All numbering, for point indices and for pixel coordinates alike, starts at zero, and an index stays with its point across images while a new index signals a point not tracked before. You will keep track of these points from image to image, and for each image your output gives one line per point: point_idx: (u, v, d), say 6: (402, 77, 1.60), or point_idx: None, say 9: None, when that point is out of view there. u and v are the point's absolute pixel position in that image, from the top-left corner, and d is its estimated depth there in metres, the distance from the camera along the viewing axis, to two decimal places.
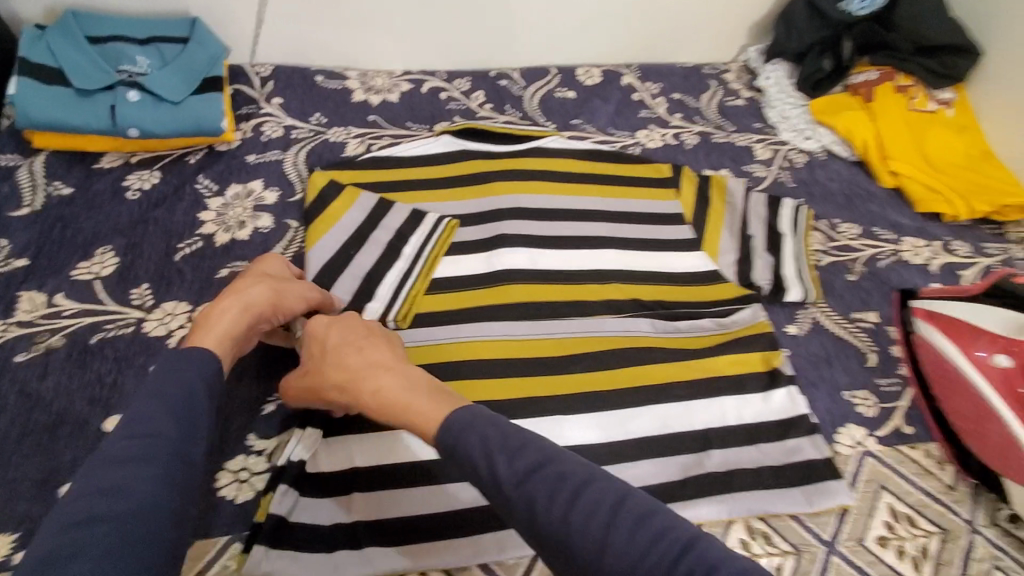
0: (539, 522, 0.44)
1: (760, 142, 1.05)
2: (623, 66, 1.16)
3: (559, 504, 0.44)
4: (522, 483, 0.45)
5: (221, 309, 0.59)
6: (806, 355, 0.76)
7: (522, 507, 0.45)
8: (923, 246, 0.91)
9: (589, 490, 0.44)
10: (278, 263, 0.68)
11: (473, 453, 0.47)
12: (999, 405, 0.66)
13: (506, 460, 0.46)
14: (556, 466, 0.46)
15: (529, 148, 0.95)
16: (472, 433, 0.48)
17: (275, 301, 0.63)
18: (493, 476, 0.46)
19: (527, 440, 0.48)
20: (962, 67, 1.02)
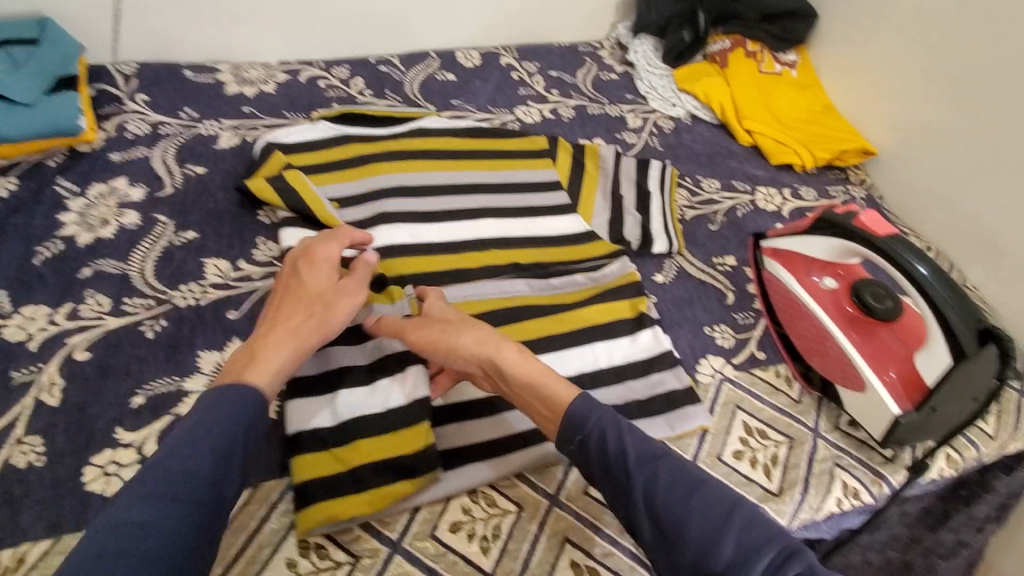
0: (658, 500, 0.50)
1: (631, 112, 1.13)
2: (501, 48, 1.21)
3: (679, 493, 0.50)
4: (648, 466, 0.52)
5: (271, 344, 0.57)
6: (671, 299, 0.83)
7: (641, 489, 0.51)
8: (775, 194, 1.01)
9: (707, 489, 0.51)
10: (320, 268, 0.66)
11: (605, 426, 0.54)
12: (832, 326, 0.74)
13: (632, 446, 0.53)
14: (675, 463, 0.53)
15: (408, 129, 0.97)
16: (602, 414, 0.55)
17: (328, 323, 0.62)
18: (622, 455, 0.53)
19: (652, 438, 0.55)
20: (800, 30, 1.13)
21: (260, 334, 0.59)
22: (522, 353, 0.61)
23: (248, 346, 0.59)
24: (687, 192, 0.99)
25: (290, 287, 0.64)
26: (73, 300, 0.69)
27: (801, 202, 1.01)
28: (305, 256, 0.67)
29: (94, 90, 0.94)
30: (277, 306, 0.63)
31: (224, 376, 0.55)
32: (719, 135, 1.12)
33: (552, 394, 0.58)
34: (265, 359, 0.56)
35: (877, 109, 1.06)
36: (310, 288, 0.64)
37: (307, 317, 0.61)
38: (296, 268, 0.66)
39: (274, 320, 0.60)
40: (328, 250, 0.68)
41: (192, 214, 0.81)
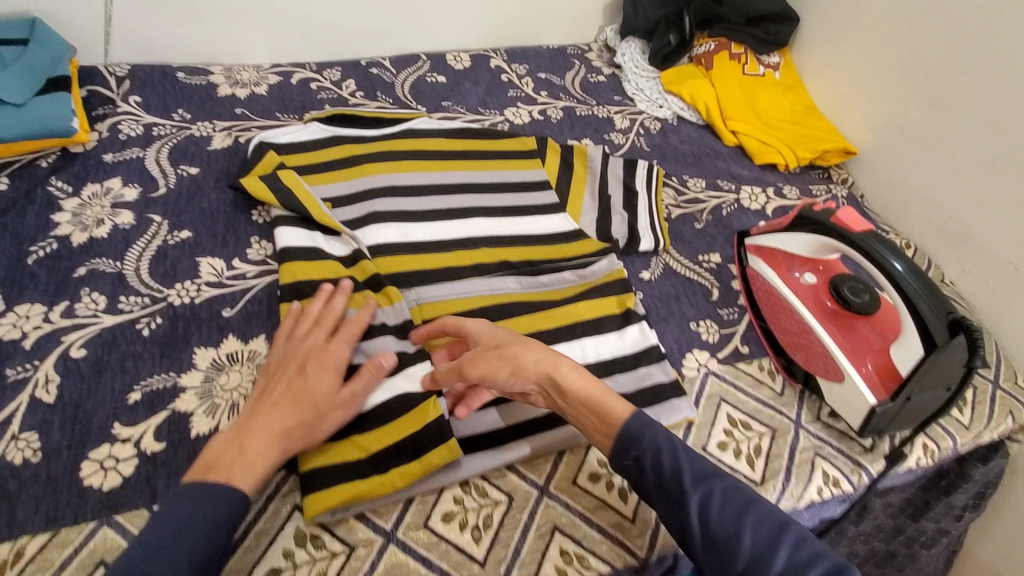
0: (712, 520, 0.53)
1: (619, 113, 1.16)
2: (490, 50, 1.23)
3: (732, 511, 0.54)
4: (705, 487, 0.55)
5: (259, 450, 0.56)
6: (657, 294, 0.86)
7: (695, 507, 0.54)
8: (759, 193, 1.04)
9: (759, 507, 0.54)
10: (329, 369, 0.62)
11: (660, 446, 0.57)
12: (813, 320, 0.77)
13: (688, 467, 0.56)
14: (726, 483, 0.56)
15: (399, 130, 0.99)
16: (657, 433, 0.58)
17: (315, 435, 0.59)
18: (680, 476, 0.56)
19: (704, 459, 0.58)
20: (783, 32, 1.16)
21: (252, 431, 0.57)
22: (578, 368, 0.62)
23: (236, 441, 0.57)
24: (673, 191, 1.02)
25: (294, 381, 0.61)
26: (68, 299, 0.70)
27: (784, 200, 1.03)
28: (318, 351, 0.63)
29: (86, 91, 0.94)
30: (273, 398, 0.60)
31: (210, 470, 0.55)
32: (704, 135, 1.14)
33: (610, 408, 0.60)
34: (249, 466, 0.55)
35: (856, 109, 1.09)
36: (310, 391, 0.60)
37: (298, 426, 0.58)
38: (306, 361, 0.62)
39: (267, 418, 0.58)
40: (340, 349, 0.64)
41: (186, 213, 0.82)
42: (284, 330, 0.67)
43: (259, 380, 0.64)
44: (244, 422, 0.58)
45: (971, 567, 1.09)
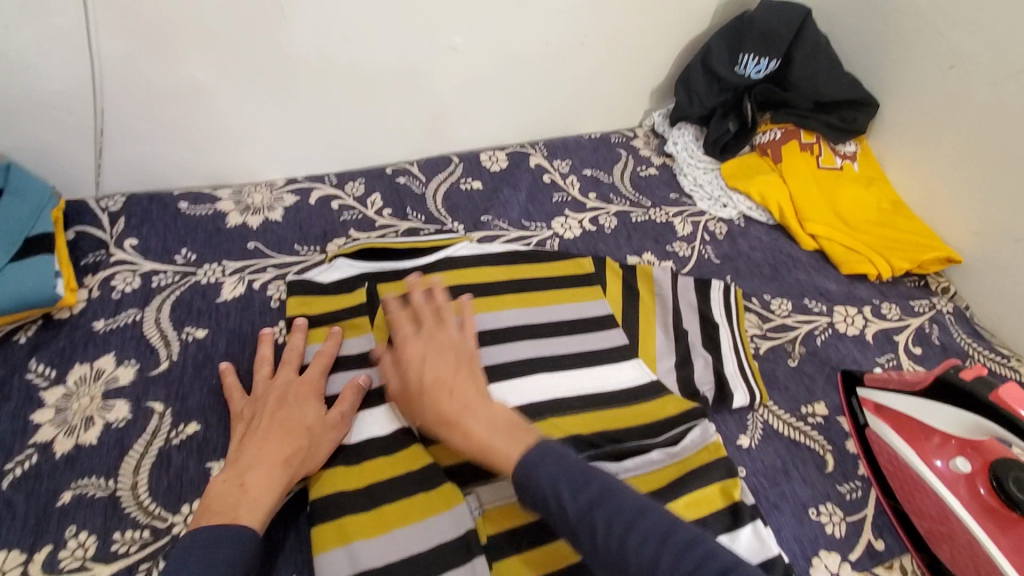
0: (599, 547, 0.51)
1: (678, 216, 1.02)
2: (527, 145, 1.10)
3: (616, 534, 0.51)
4: (586, 513, 0.52)
5: (261, 484, 0.57)
6: (761, 469, 0.71)
7: (583, 532, 0.52)
8: (854, 314, 0.90)
9: (645, 520, 0.51)
10: (310, 399, 0.65)
11: (542, 488, 0.54)
12: (960, 511, 0.64)
13: (571, 494, 0.53)
14: (613, 501, 0.53)
15: (437, 260, 0.85)
16: (552, 464, 0.55)
17: (312, 459, 0.61)
18: (562, 507, 0.53)
19: (592, 476, 0.54)
20: (860, 121, 1.02)
21: (248, 467, 0.58)
22: (462, 423, 0.59)
23: (234, 480, 0.57)
24: (756, 316, 0.88)
25: (277, 414, 0.63)
26: (47, 543, 0.56)
27: (885, 323, 0.89)
28: (296, 383, 0.67)
29: (74, 234, 0.81)
30: (260, 431, 0.61)
31: (215, 514, 0.54)
32: (777, 239, 1.01)
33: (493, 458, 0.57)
34: (255, 500, 0.56)
35: (955, 209, 0.95)
36: (298, 420, 0.62)
37: (296, 452, 0.60)
38: (286, 394, 0.65)
39: (261, 449, 0.59)
40: (314, 380, 0.67)
41: (192, 396, 0.68)
42: (236, 384, 0.67)
43: (235, 425, 0.64)
44: (235, 461, 0.59)
45: None
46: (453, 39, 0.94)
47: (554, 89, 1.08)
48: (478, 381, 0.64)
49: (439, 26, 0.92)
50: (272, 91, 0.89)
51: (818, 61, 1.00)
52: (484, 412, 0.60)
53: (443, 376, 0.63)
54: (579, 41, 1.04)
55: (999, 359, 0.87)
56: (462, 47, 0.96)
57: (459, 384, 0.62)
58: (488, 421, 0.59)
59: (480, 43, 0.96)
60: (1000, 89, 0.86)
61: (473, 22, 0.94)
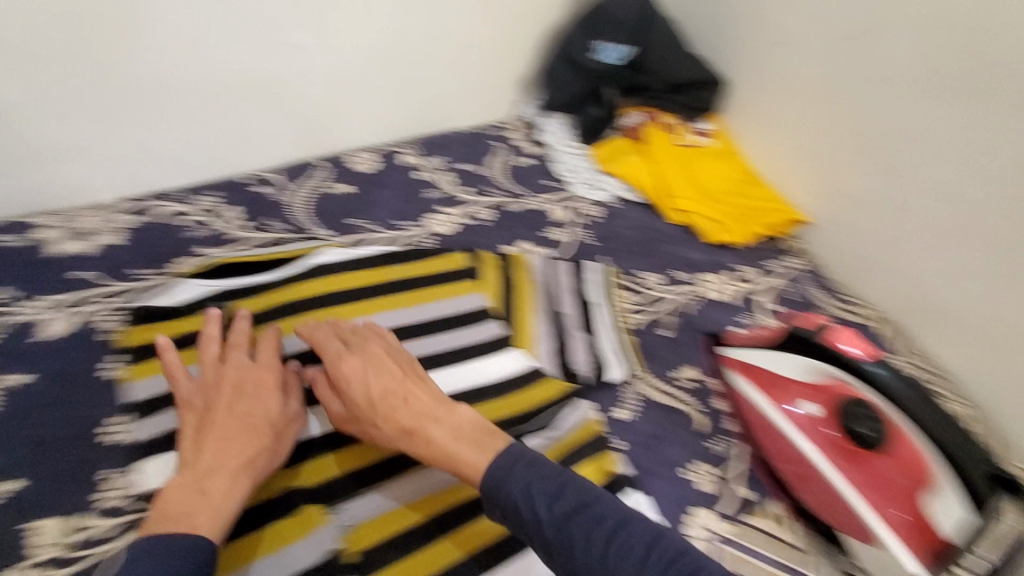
0: (577, 563, 0.47)
1: (553, 202, 1.03)
2: (397, 144, 1.07)
3: (597, 547, 0.47)
4: (564, 525, 0.48)
5: (224, 488, 0.52)
6: (637, 439, 0.73)
7: (559, 546, 0.48)
8: (718, 280, 0.95)
9: (626, 531, 0.48)
10: (268, 393, 0.61)
11: (516, 500, 0.49)
12: (812, 453, 0.68)
13: (547, 504, 0.49)
14: (592, 510, 0.49)
15: (299, 270, 0.81)
16: (525, 472, 0.51)
17: (275, 457, 0.58)
18: (537, 519, 0.48)
19: (569, 483, 0.50)
20: (706, 99, 1.09)
21: (209, 469, 0.53)
22: (424, 433, 0.56)
23: (193, 483, 0.52)
24: (631, 291, 0.90)
25: (234, 409, 0.58)
26: None
27: (748, 286, 0.95)
28: (252, 375, 0.62)
29: None
30: (219, 426, 0.56)
31: (174, 522, 0.49)
32: (650, 217, 1.04)
33: (461, 465, 0.54)
34: (219, 506, 0.51)
35: (800, 174, 1.02)
36: (257, 416, 0.58)
37: (259, 453, 0.56)
38: (241, 387, 0.60)
39: (224, 449, 0.54)
40: (271, 367, 0.63)
41: (5, 451, 0.60)
42: (174, 361, 0.64)
43: (185, 417, 0.60)
44: (194, 461, 0.54)
45: None
46: (299, 37, 0.91)
47: (419, 85, 1.07)
48: (430, 383, 0.60)
49: (281, 23, 0.89)
50: (92, 98, 0.81)
51: (664, 43, 1.06)
52: (444, 418, 0.57)
53: (391, 386, 0.58)
54: (438, 35, 1.04)
55: (848, 308, 0.96)
56: (310, 46, 0.93)
57: (411, 390, 0.58)
58: (450, 428, 0.56)
59: (331, 40, 0.94)
60: (822, 60, 0.95)
61: (319, 19, 0.91)
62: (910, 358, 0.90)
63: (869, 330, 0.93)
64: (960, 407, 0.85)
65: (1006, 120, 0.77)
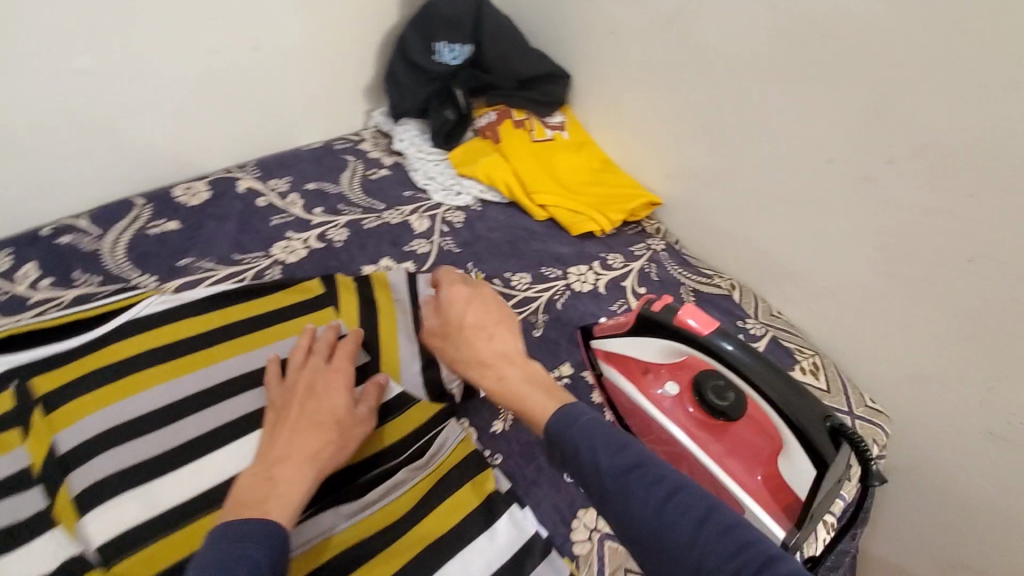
0: (633, 516, 0.49)
1: (414, 213, 0.99)
2: (234, 169, 0.98)
3: (656, 501, 0.49)
4: (623, 478, 0.50)
5: (291, 476, 0.58)
6: (517, 449, 0.72)
7: (615, 495, 0.50)
8: (586, 272, 0.96)
9: (682, 494, 0.49)
10: (338, 390, 0.65)
11: (580, 447, 0.52)
12: (679, 434, 0.70)
13: (609, 457, 0.51)
14: (652, 470, 0.51)
15: (117, 327, 0.72)
16: (589, 426, 0.54)
17: (342, 453, 0.62)
18: (597, 470, 0.51)
19: (630, 444, 0.52)
20: (556, 92, 1.08)
21: (279, 459, 0.59)
22: (506, 371, 0.62)
23: (269, 470, 0.58)
24: (499, 294, 0.89)
25: (306, 407, 0.64)
26: None
27: (612, 273, 0.97)
28: (323, 374, 0.67)
29: None
30: (291, 424, 0.62)
31: (246, 507, 0.55)
32: (513, 215, 1.03)
33: (529, 404, 0.59)
34: (285, 493, 0.56)
35: (651, 157, 1.05)
36: (324, 412, 0.63)
37: (325, 447, 0.61)
38: (313, 386, 0.66)
39: (294, 441, 0.60)
40: (342, 370, 0.68)
41: None
42: (275, 367, 0.70)
43: (267, 415, 0.66)
44: (268, 453, 0.60)
45: (873, 568, 1.07)
46: (80, 62, 0.81)
47: (243, 102, 0.98)
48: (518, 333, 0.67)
49: (53, 48, 0.79)
50: None
51: (504, 40, 1.03)
52: (520, 362, 0.63)
53: (486, 324, 0.67)
54: (254, 46, 0.95)
55: (705, 280, 1.00)
56: (96, 72, 0.83)
57: (497, 333, 0.66)
58: (524, 371, 0.62)
59: (117, 63, 0.84)
60: (654, 44, 0.96)
61: (98, 39, 0.81)
62: (765, 321, 0.96)
63: (724, 299, 0.98)
64: (806, 356, 0.92)
65: (807, 89, 0.82)
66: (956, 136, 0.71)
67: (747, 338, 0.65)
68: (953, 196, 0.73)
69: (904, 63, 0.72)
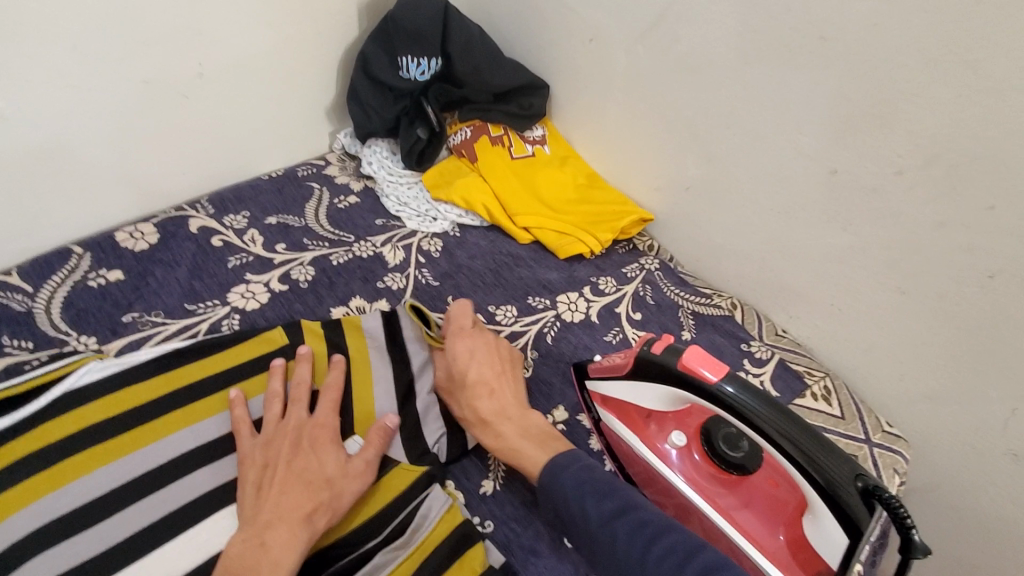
0: (618, 556, 0.51)
1: (386, 244, 0.91)
2: (186, 206, 0.90)
3: (640, 542, 0.51)
4: (607, 522, 0.53)
5: (283, 540, 0.54)
6: (509, 513, 0.65)
7: (603, 539, 0.53)
8: (576, 299, 0.88)
9: (667, 537, 0.51)
10: (327, 445, 0.62)
11: (566, 491, 0.57)
12: (686, 488, 0.63)
13: (595, 502, 0.55)
14: (638, 515, 0.54)
15: (51, 402, 0.63)
16: (577, 473, 0.58)
17: (337, 509, 0.58)
18: (584, 513, 0.55)
19: (618, 488, 0.56)
20: (537, 104, 1.00)
21: (269, 523, 0.55)
22: (509, 427, 0.65)
23: (256, 535, 0.55)
24: None
25: (293, 463, 0.60)
26: None
27: (604, 299, 0.89)
28: (309, 425, 0.63)
29: None
30: (277, 483, 0.58)
31: None
32: (495, 239, 0.96)
33: (525, 462, 0.62)
34: (277, 560, 0.53)
35: (639, 170, 0.98)
36: (315, 469, 0.59)
37: (317, 506, 0.57)
38: (300, 441, 0.62)
39: (282, 503, 0.56)
40: (327, 421, 0.64)
41: None
42: (244, 418, 0.64)
43: (244, 470, 0.61)
44: (254, 517, 0.56)
45: None
46: None
47: (189, 133, 0.90)
48: (514, 387, 0.69)
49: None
50: None
51: (474, 51, 0.96)
52: (515, 418, 0.66)
53: (486, 378, 0.69)
54: (196, 72, 0.86)
55: (703, 300, 0.93)
56: (12, 115, 0.74)
57: (496, 387, 0.68)
58: (519, 427, 0.65)
59: (38, 100, 0.75)
60: (636, 51, 0.89)
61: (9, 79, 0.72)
62: (770, 342, 0.90)
63: (726, 320, 0.91)
64: (817, 380, 0.86)
65: (801, 96, 0.75)
66: (972, 141, 0.64)
67: (750, 380, 0.58)
68: (970, 207, 0.66)
69: (910, 64, 0.65)
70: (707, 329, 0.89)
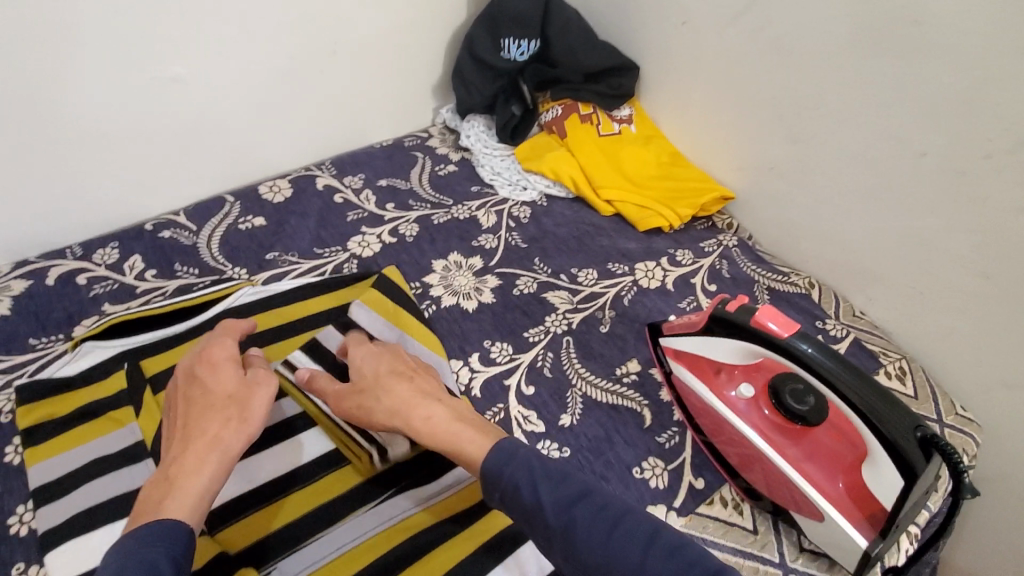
0: (581, 548, 0.47)
1: (481, 208, 1.01)
2: (314, 167, 1.04)
3: (601, 528, 0.47)
4: (567, 511, 0.48)
5: (192, 466, 0.51)
6: (586, 445, 0.73)
7: (560, 530, 0.48)
8: (654, 268, 0.94)
9: (627, 521, 0.47)
10: (224, 371, 0.59)
11: (517, 481, 0.50)
12: (754, 436, 0.68)
13: (546, 488, 0.49)
14: (594, 498, 0.49)
15: (216, 315, 0.77)
16: (523, 457, 0.51)
17: (247, 425, 0.55)
18: (537, 502, 0.49)
19: (571, 474, 0.51)
20: (626, 85, 1.06)
21: (174, 456, 0.52)
22: (432, 407, 0.58)
23: (164, 471, 0.51)
24: (566, 291, 0.90)
25: (194, 396, 0.57)
26: None
27: (681, 269, 0.95)
28: (206, 359, 0.60)
29: None
30: (184, 418, 0.55)
31: (147, 511, 0.48)
32: (579, 210, 1.03)
33: (463, 448, 0.55)
34: (186, 484, 0.50)
35: (724, 149, 1.01)
36: (216, 395, 0.56)
37: (224, 425, 0.54)
38: (198, 374, 0.59)
39: (190, 432, 0.53)
40: (225, 346, 0.61)
41: None
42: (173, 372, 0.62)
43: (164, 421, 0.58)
44: (165, 455, 0.53)
45: None
46: (174, 69, 0.87)
47: (318, 102, 1.03)
48: (431, 376, 0.64)
49: (150, 60, 0.85)
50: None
51: (571, 34, 1.03)
52: (443, 400, 0.59)
53: (398, 368, 0.62)
54: (330, 49, 0.99)
55: (780, 278, 0.95)
56: (187, 79, 0.89)
57: (412, 375, 0.62)
58: (449, 409, 0.58)
59: (205, 65, 0.89)
60: (730, 31, 0.92)
61: (187, 47, 0.87)
62: (846, 321, 0.90)
63: (802, 298, 0.93)
64: (892, 360, 0.86)
65: (897, 77, 0.76)
66: None
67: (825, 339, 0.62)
68: None
69: (1011, 46, 0.66)
70: (783, 304, 0.92)
